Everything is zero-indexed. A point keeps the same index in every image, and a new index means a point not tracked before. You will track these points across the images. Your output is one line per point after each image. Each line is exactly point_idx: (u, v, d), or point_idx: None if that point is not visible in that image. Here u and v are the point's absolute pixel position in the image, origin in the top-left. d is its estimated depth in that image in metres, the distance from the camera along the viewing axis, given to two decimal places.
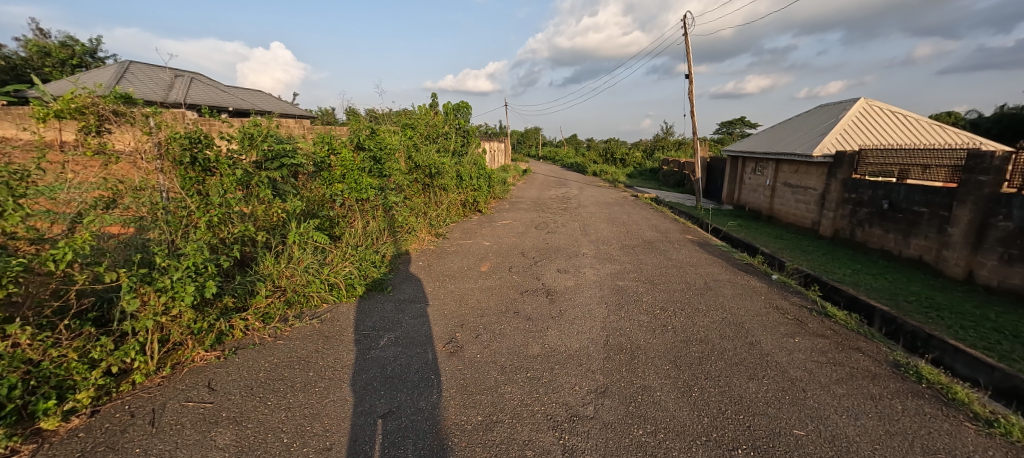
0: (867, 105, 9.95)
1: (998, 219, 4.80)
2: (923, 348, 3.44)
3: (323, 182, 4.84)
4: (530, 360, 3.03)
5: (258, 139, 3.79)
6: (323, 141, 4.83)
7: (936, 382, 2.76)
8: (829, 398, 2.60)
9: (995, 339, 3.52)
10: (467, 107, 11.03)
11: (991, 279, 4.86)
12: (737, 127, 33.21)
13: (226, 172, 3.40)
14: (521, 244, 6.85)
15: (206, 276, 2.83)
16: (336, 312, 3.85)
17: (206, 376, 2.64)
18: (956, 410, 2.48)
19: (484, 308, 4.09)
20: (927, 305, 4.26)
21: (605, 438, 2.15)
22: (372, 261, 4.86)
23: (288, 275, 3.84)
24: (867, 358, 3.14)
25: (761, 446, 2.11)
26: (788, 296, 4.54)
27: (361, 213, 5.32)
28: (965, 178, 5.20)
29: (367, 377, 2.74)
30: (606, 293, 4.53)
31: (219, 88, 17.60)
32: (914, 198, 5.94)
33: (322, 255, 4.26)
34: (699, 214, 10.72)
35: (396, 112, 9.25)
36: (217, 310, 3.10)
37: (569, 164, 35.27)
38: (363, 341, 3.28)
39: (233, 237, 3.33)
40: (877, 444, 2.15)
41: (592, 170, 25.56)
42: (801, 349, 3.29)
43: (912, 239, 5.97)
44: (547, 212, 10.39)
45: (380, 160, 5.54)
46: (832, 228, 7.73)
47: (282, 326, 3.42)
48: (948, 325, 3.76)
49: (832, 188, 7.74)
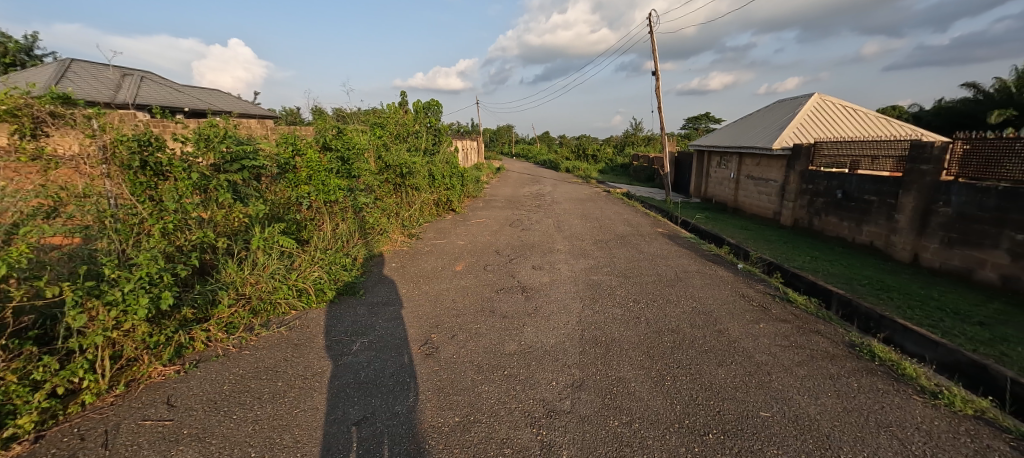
0: (820, 100, 10.47)
1: (939, 205, 5.16)
2: (875, 328, 3.66)
3: (289, 184, 4.67)
4: (507, 358, 3.03)
5: (216, 141, 3.61)
6: (286, 142, 4.63)
7: (887, 359, 2.94)
8: (792, 379, 2.73)
9: (939, 316, 3.78)
10: (437, 105, 10.85)
11: (934, 261, 5.22)
12: (702, 123, 34.53)
13: (181, 176, 3.23)
14: (496, 242, 6.85)
15: (162, 287, 2.67)
16: (306, 319, 3.72)
17: (164, 392, 2.50)
18: (906, 384, 2.66)
19: (459, 308, 4.05)
20: (879, 288, 4.54)
21: (582, 432, 2.17)
22: (343, 265, 4.72)
23: (253, 282, 3.63)
24: (826, 340, 3.31)
25: (730, 429, 2.19)
26: (753, 284, 4.74)
27: (330, 215, 5.16)
28: (910, 167, 5.58)
29: (339, 384, 2.66)
30: (581, 288, 4.58)
31: (172, 87, 16.69)
32: (865, 187, 6.31)
33: (288, 260, 4.09)
34: (669, 208, 10.97)
35: (364, 110, 9.05)
36: (176, 321, 2.94)
37: (541, 162, 35.56)
38: (335, 347, 3.19)
39: (190, 244, 3.15)
40: (836, 421, 2.28)
41: (566, 165, 25.88)
42: (766, 334, 3.43)
43: (864, 226, 6.33)
44: (522, 210, 10.41)
45: (348, 161, 5.38)
46: (793, 217, 8.12)
47: (248, 336, 3.28)
48: (898, 306, 4.02)
49: (791, 179, 8.11)
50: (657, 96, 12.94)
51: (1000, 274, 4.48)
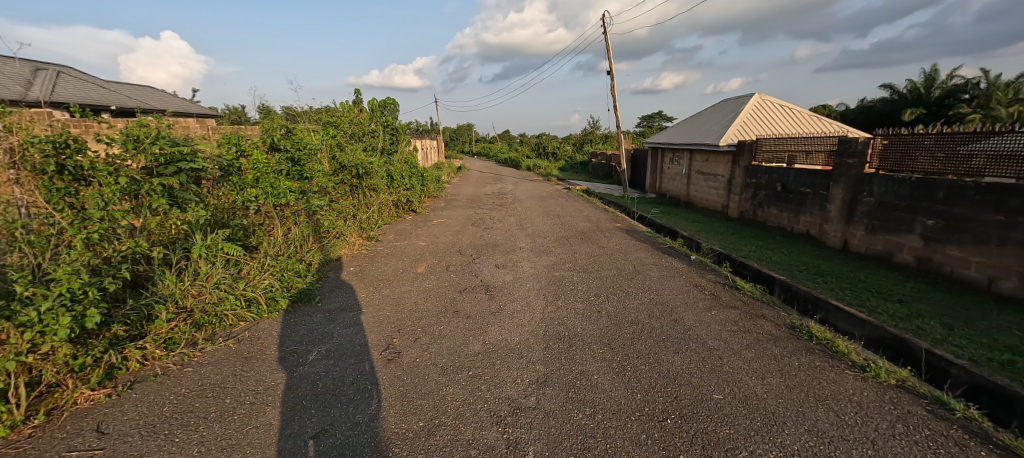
0: (761, 99, 11.20)
1: (863, 195, 5.68)
2: (813, 310, 3.97)
3: (233, 188, 4.37)
4: (471, 359, 3.01)
5: (147, 141, 3.30)
6: (229, 143, 4.35)
7: (823, 338, 3.20)
8: (741, 362, 2.90)
9: (866, 296, 4.17)
10: (394, 104, 10.57)
11: (861, 247, 5.74)
12: (655, 122, 36.00)
13: (107, 181, 2.95)
14: (458, 242, 6.78)
15: (88, 303, 2.40)
16: (257, 330, 3.51)
17: (94, 419, 2.27)
18: (839, 360, 2.91)
19: (422, 310, 3.97)
20: (816, 273, 4.93)
21: (548, 427, 2.20)
22: (296, 271, 4.50)
23: (195, 294, 3.37)
24: (770, 324, 3.55)
25: (687, 413, 2.30)
26: (705, 274, 4.99)
27: (281, 220, 4.91)
28: (838, 161, 6.10)
29: (295, 397, 2.53)
30: (544, 285, 4.63)
31: (95, 83, 15.17)
32: (801, 180, 6.82)
33: (235, 269, 3.83)
34: (627, 203, 11.34)
35: (316, 109, 8.65)
36: (105, 340, 2.65)
37: (503, 160, 35.63)
38: (289, 358, 3.03)
39: (120, 256, 2.87)
40: (780, 398, 2.45)
41: (527, 164, 26.08)
42: (717, 320, 3.63)
43: (801, 216, 6.86)
44: (484, 209, 10.38)
45: (299, 161, 5.12)
46: (739, 210, 8.64)
47: (190, 352, 3.04)
48: (831, 288, 4.38)
49: (737, 174, 8.63)
50: (613, 95, 13.32)
51: (915, 256, 4.99)
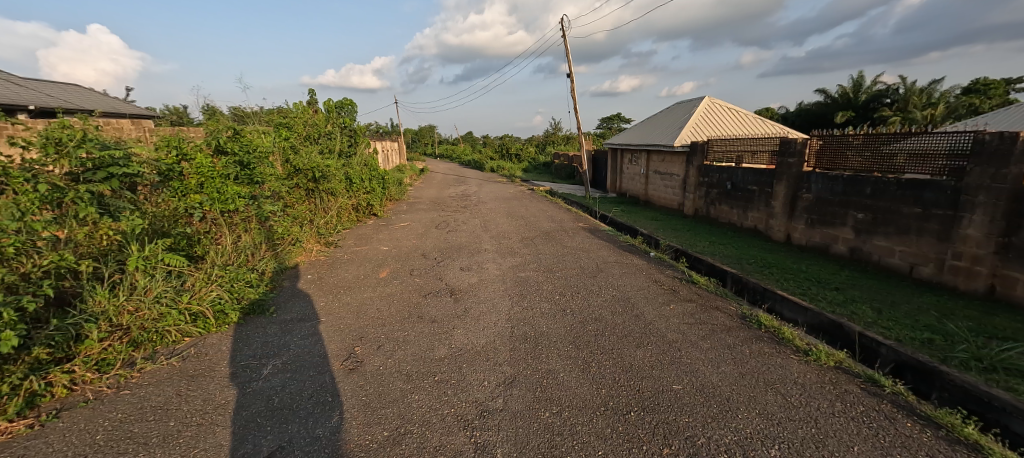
0: (711, 102, 11.83)
1: (803, 192, 6.12)
2: (761, 300, 4.23)
3: (174, 194, 4.06)
4: (437, 364, 2.96)
5: (69, 143, 2.99)
6: (168, 145, 4.04)
7: (771, 326, 3.41)
8: (698, 353, 3.04)
9: (807, 285, 4.49)
10: (352, 105, 10.25)
11: (802, 240, 6.19)
12: (615, 123, 37.13)
13: (21, 190, 2.66)
14: (422, 245, 6.67)
15: (2, 325, 2.13)
16: (204, 345, 3.28)
17: (13, 454, 2.03)
18: (785, 346, 3.12)
19: (385, 317, 3.86)
20: (763, 265, 5.26)
21: (516, 428, 2.20)
22: (248, 281, 4.25)
23: (132, 310, 3.09)
24: (723, 315, 3.75)
25: (649, 405, 2.38)
26: (663, 269, 5.19)
27: (230, 227, 4.62)
28: (781, 160, 6.55)
29: (249, 415, 2.38)
30: (509, 286, 4.64)
31: (7, 79, 13.62)
32: (748, 179, 7.26)
33: (178, 281, 3.55)
34: (589, 203, 11.60)
35: (266, 109, 8.22)
36: (25, 365, 2.38)
37: (467, 162, 35.41)
38: (241, 373, 2.86)
39: (41, 271, 2.60)
40: (734, 385, 2.59)
41: (491, 165, 26.07)
42: (676, 314, 3.79)
43: (749, 212, 7.30)
44: (447, 211, 10.27)
45: (249, 165, 4.84)
46: (694, 207, 9.07)
47: (127, 373, 2.79)
48: (777, 279, 4.68)
49: (691, 173, 9.05)
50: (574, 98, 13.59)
51: (848, 246, 5.44)
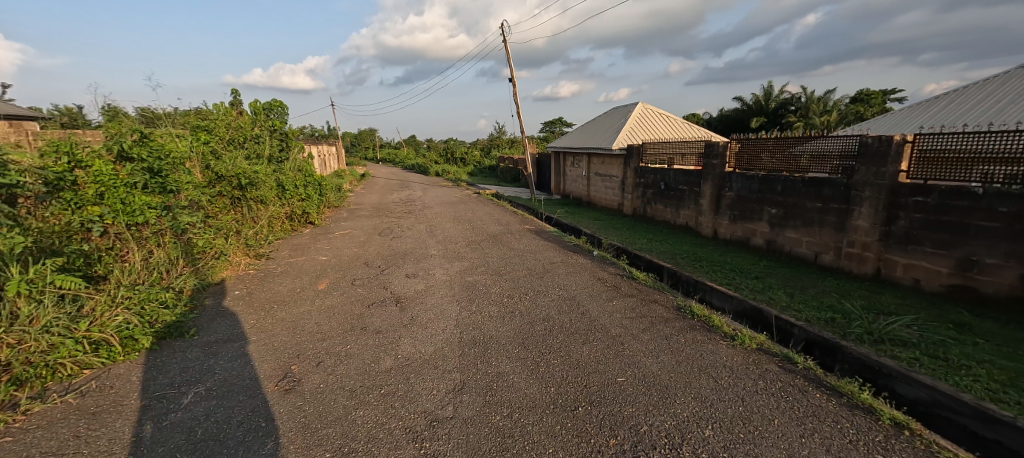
0: (644, 108, 12.58)
1: (726, 190, 6.70)
2: (694, 291, 4.56)
3: (66, 207, 3.51)
4: (382, 376, 2.85)
5: None
6: (57, 151, 3.50)
7: (702, 315, 3.69)
8: (639, 345, 3.22)
9: (732, 276, 4.92)
10: (282, 106, 9.60)
11: (727, 234, 6.77)
12: (558, 127, 38.23)
13: None
14: (364, 254, 6.40)
15: None
16: (109, 377, 2.89)
17: None
18: (714, 332, 3.39)
19: (324, 331, 3.65)
20: (695, 259, 5.67)
21: (467, 434, 2.18)
22: (163, 301, 3.81)
23: (13, 343, 2.62)
24: (661, 307, 3.99)
25: (595, 399, 2.47)
26: (606, 267, 5.42)
27: (140, 242, 4.10)
28: (706, 162, 7.12)
29: (167, 450, 2.13)
30: (456, 291, 4.59)
31: None
32: (679, 179, 7.81)
33: (73, 306, 3.08)
34: (536, 205, 11.80)
35: (181, 110, 7.43)
36: None
37: (411, 166, 34.53)
38: (157, 405, 2.55)
39: None
40: (672, 372, 2.77)
41: (437, 169, 25.65)
42: (618, 309, 3.97)
43: (681, 210, 7.85)
44: (391, 217, 9.93)
45: (162, 172, 4.32)
46: (633, 207, 9.57)
47: (8, 417, 2.37)
48: (707, 272, 5.08)
49: (629, 175, 9.55)
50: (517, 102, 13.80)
51: (765, 239, 6.04)
